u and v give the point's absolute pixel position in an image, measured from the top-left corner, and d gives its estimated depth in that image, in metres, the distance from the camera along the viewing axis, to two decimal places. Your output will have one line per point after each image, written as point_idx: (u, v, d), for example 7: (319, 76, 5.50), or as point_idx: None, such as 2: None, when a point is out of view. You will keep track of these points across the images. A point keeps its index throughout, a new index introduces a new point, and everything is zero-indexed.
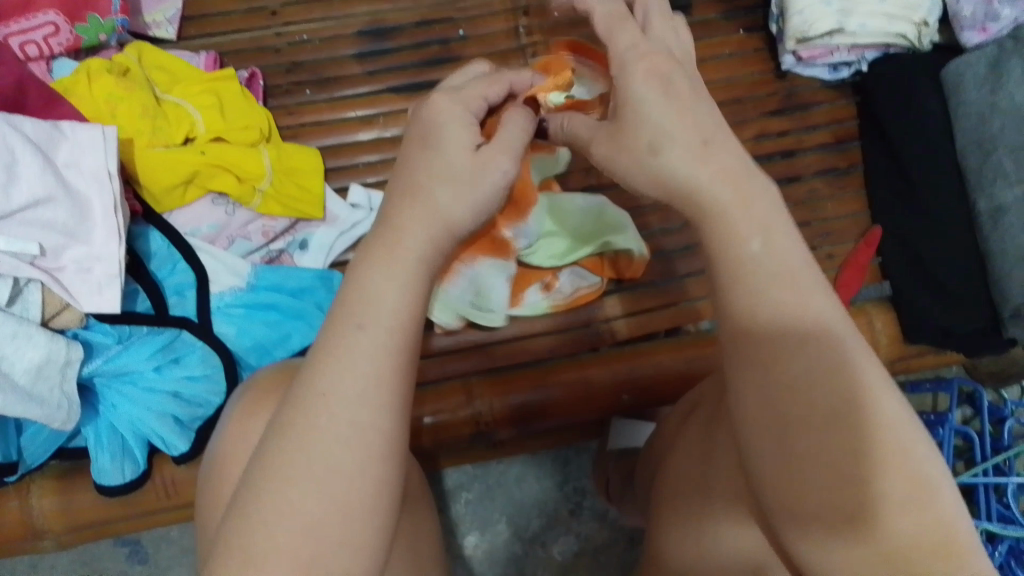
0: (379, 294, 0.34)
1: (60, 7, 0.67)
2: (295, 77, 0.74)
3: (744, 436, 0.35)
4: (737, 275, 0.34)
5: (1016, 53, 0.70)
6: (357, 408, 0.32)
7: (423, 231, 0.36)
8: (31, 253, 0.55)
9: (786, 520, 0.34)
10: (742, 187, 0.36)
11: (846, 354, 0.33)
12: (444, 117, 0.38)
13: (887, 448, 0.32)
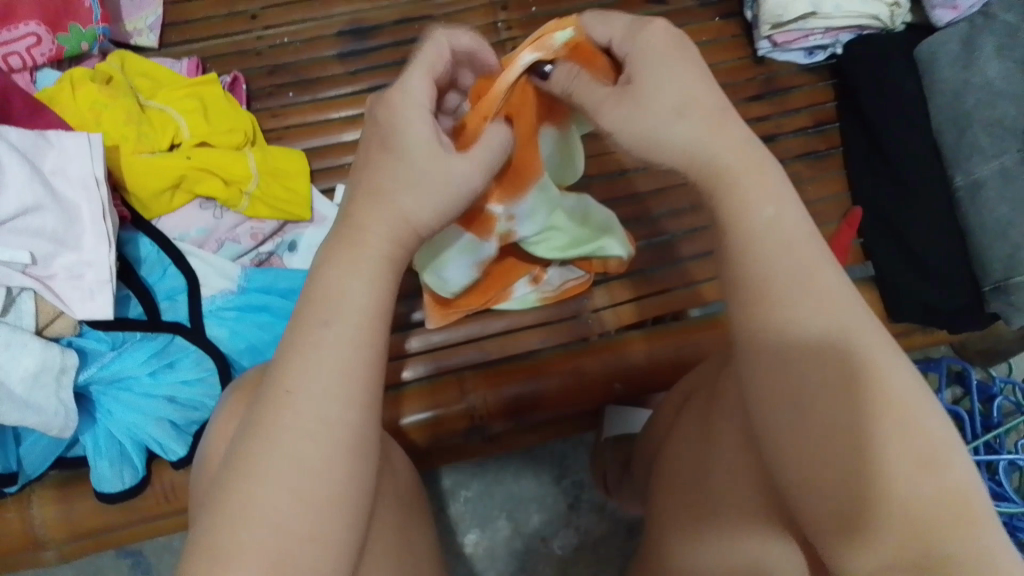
0: (346, 295, 0.37)
1: (41, 17, 0.67)
2: (278, 79, 0.75)
3: (759, 410, 0.36)
4: (746, 245, 0.36)
5: (988, 30, 0.72)
6: (328, 408, 0.34)
7: (384, 230, 0.39)
8: (22, 261, 0.55)
9: (801, 496, 0.35)
10: (751, 156, 0.38)
11: (857, 325, 0.35)
12: (400, 118, 0.40)
13: (900, 418, 0.33)
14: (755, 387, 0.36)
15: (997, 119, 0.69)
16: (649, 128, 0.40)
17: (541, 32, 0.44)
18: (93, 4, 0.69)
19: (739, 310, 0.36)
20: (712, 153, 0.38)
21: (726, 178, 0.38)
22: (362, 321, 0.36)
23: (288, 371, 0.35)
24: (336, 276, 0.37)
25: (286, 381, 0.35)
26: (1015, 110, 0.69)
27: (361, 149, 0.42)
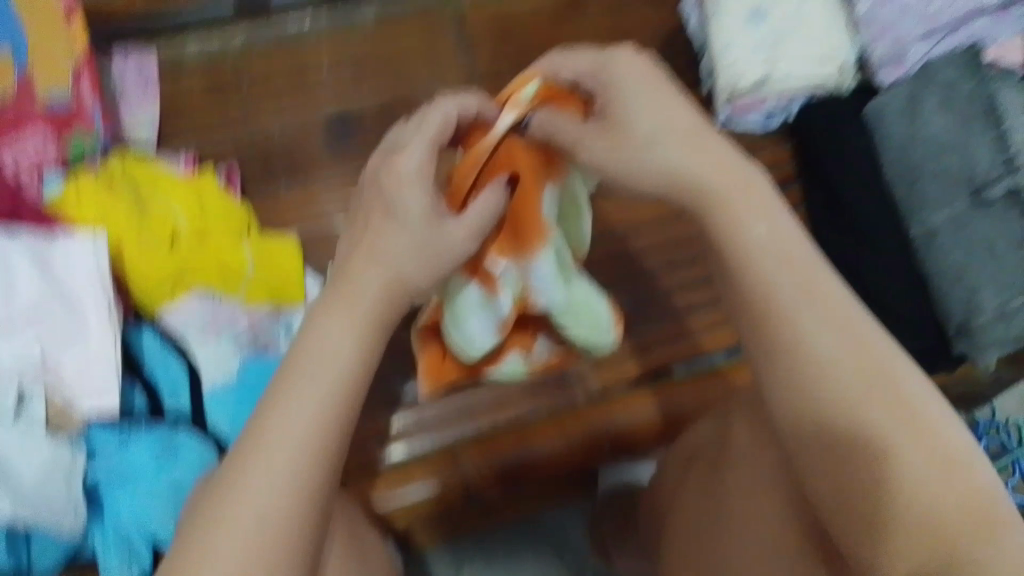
0: (335, 350, 0.43)
1: (49, 123, 0.72)
2: (272, 174, 0.82)
3: (784, 422, 0.43)
4: (746, 261, 0.44)
5: (931, 87, 0.78)
6: (299, 445, 0.40)
7: (384, 281, 0.47)
8: (33, 358, 0.59)
9: (831, 495, 0.42)
10: (737, 175, 0.46)
11: (864, 336, 0.42)
12: (402, 188, 0.49)
13: (915, 424, 0.40)
14: (782, 402, 0.43)
15: (944, 170, 0.76)
16: (634, 160, 0.48)
17: (511, 92, 0.54)
18: (95, 111, 0.74)
19: (762, 333, 0.43)
20: (702, 180, 0.46)
21: (725, 213, 0.45)
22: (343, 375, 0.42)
23: (271, 409, 0.41)
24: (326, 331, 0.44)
25: (271, 416, 0.40)
26: (958, 161, 0.75)
27: (369, 206, 0.50)
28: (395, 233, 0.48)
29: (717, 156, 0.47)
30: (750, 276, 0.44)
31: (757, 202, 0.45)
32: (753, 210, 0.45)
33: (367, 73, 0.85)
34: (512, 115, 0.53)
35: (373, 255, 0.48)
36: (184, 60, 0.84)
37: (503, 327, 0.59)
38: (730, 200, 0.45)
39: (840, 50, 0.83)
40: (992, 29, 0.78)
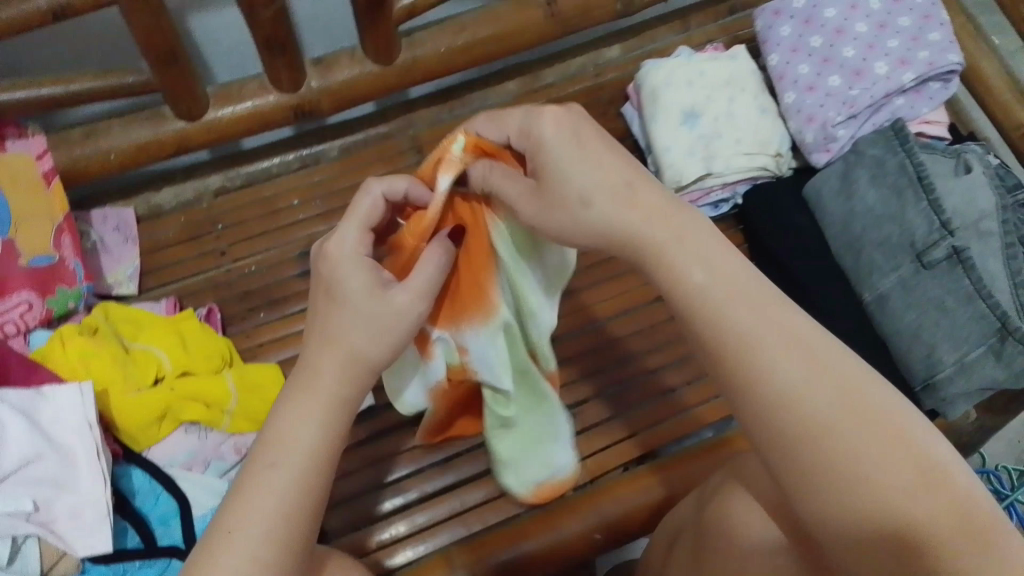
0: (298, 436, 0.44)
1: (32, 286, 0.75)
2: (249, 304, 0.84)
3: (770, 458, 0.42)
4: (696, 303, 0.44)
5: (859, 165, 0.84)
6: (269, 528, 0.41)
7: (335, 361, 0.47)
8: (25, 510, 0.59)
9: (820, 523, 0.40)
10: (673, 221, 0.46)
11: (825, 358, 0.42)
12: (344, 268, 0.48)
13: (891, 439, 0.40)
14: (759, 433, 0.42)
15: (886, 238, 0.81)
16: (573, 215, 0.47)
17: (443, 151, 0.52)
18: (77, 266, 0.79)
19: (727, 367, 0.43)
20: (641, 233, 0.46)
21: (664, 260, 0.46)
22: (303, 457, 0.44)
23: (240, 496, 0.42)
24: (288, 418, 0.45)
25: (244, 501, 0.42)
26: (897, 228, 0.80)
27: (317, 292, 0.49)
28: (346, 309, 0.47)
29: (650, 202, 0.47)
30: (707, 315, 0.44)
31: (694, 239, 0.46)
32: (701, 248, 0.46)
33: (336, 205, 0.90)
34: (446, 175, 0.51)
35: (325, 338, 0.47)
36: (162, 210, 0.90)
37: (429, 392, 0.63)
38: (684, 243, 0.46)
39: (772, 139, 0.89)
40: (911, 110, 0.87)
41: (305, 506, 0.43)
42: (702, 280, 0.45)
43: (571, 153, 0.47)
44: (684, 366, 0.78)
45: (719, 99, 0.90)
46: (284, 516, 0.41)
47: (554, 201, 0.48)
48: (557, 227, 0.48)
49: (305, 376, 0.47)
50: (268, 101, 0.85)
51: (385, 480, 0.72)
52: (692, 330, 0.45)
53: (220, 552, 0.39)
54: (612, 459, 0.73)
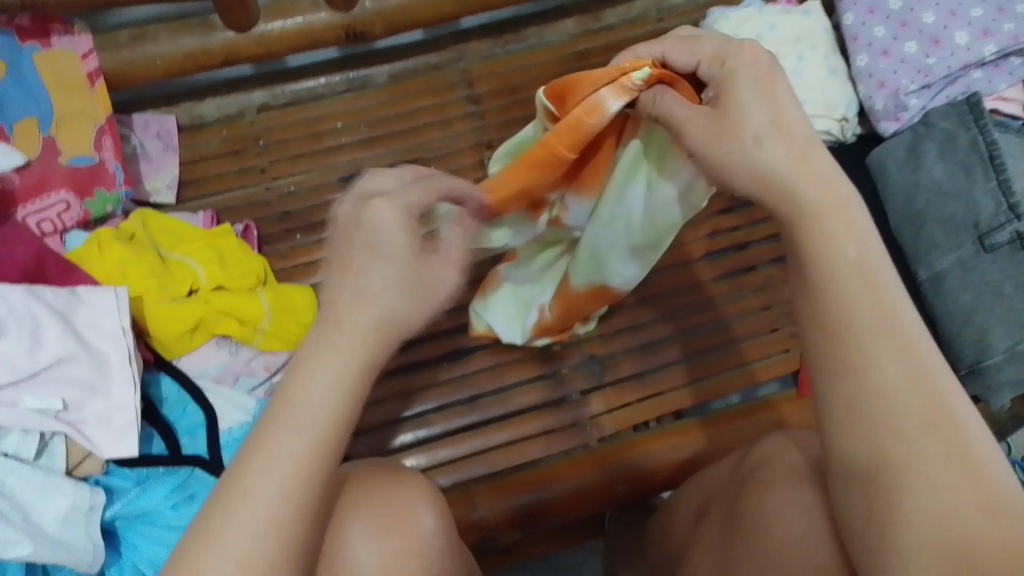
0: (316, 393, 0.35)
1: (71, 186, 0.75)
2: (287, 224, 0.81)
3: (836, 443, 0.41)
4: (829, 270, 0.41)
5: (929, 138, 0.80)
6: (280, 500, 0.34)
7: (365, 317, 0.37)
8: (55, 408, 0.59)
9: (868, 531, 0.39)
10: (835, 193, 0.43)
11: (933, 370, 0.39)
12: (389, 219, 0.39)
13: (965, 470, 0.37)
14: (838, 423, 0.40)
15: (949, 217, 0.77)
16: (740, 154, 0.44)
17: (622, 72, 0.50)
18: (116, 170, 0.77)
19: (830, 349, 0.41)
20: (798, 189, 0.43)
21: (816, 220, 0.42)
22: (320, 424, 0.35)
23: (251, 453, 0.34)
24: (308, 368, 0.36)
25: (260, 456, 0.34)
26: (963, 207, 0.77)
27: (344, 239, 0.39)
28: (376, 271, 0.38)
29: (800, 158, 0.43)
30: (818, 291, 0.42)
31: (851, 213, 0.43)
32: (834, 224, 0.42)
33: (381, 131, 0.87)
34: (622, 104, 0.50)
35: (360, 291, 0.37)
36: (203, 121, 0.88)
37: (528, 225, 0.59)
38: (824, 216, 0.42)
39: (839, 103, 0.85)
40: (987, 85, 0.82)
41: (319, 481, 0.35)
42: (827, 255, 0.42)
43: (751, 89, 0.45)
44: (727, 327, 0.75)
45: (789, 56, 0.86)
46: (295, 488, 0.34)
47: (720, 133, 0.45)
48: (716, 163, 0.45)
49: (329, 328, 0.37)
50: (319, 19, 0.83)
51: (399, 416, 0.70)
52: (800, 304, 0.43)
53: (231, 515, 0.33)
54: (639, 415, 0.71)
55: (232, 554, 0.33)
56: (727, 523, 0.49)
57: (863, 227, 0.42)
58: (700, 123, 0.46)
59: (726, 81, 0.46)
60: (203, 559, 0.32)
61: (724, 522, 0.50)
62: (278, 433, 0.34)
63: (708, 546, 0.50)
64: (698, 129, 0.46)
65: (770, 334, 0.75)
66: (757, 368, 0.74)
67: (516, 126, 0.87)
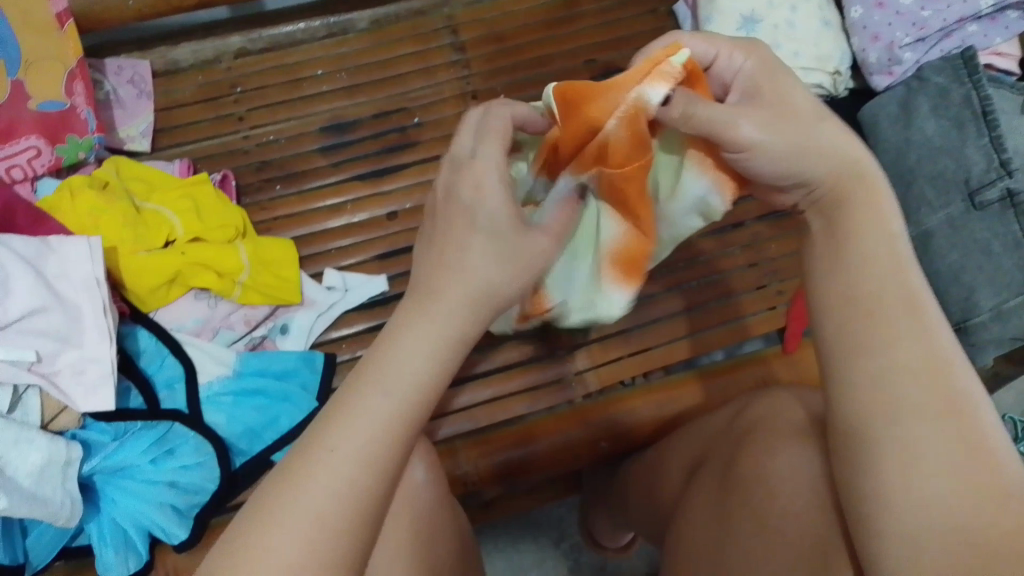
0: (404, 362, 0.35)
1: (40, 131, 0.72)
2: (266, 174, 0.79)
3: (846, 423, 0.39)
4: (859, 253, 0.41)
5: (922, 93, 0.79)
6: (364, 455, 0.33)
7: (458, 293, 0.37)
8: (28, 360, 0.58)
9: (860, 507, 0.37)
10: (871, 183, 0.43)
11: (947, 354, 0.38)
12: (477, 179, 0.40)
13: (968, 449, 0.35)
14: (845, 399, 0.39)
15: (939, 173, 0.77)
16: (798, 141, 0.41)
17: (655, 60, 0.41)
18: (88, 116, 0.75)
19: (846, 335, 0.40)
20: (853, 158, 0.43)
21: (849, 206, 0.42)
22: (412, 389, 0.35)
23: (339, 407, 0.34)
24: (403, 337, 0.36)
25: (342, 420, 0.34)
26: (953, 163, 0.76)
27: (429, 221, 0.41)
28: (473, 241, 0.39)
29: (839, 144, 0.43)
30: (845, 274, 0.41)
31: (874, 202, 0.42)
32: (866, 210, 0.42)
33: (362, 80, 0.84)
34: (667, 92, 0.41)
35: (463, 251, 0.39)
36: (178, 67, 0.85)
37: (636, 257, 0.49)
38: (852, 196, 0.42)
39: (833, 56, 0.83)
40: (982, 39, 0.80)
41: (398, 445, 0.34)
42: (857, 240, 0.42)
43: (785, 84, 0.44)
44: (720, 283, 0.75)
45: (783, 6, 0.84)
46: (390, 441, 0.34)
47: (784, 126, 0.41)
48: (780, 154, 0.41)
49: (425, 297, 0.37)
50: None
51: None
52: (818, 288, 0.43)
53: (309, 469, 0.32)
54: (624, 370, 0.71)
55: (288, 511, 0.31)
56: (720, 480, 0.48)
57: (891, 216, 0.42)
58: (759, 113, 0.41)
59: (759, 76, 0.44)
60: (268, 515, 0.31)
61: (714, 479, 0.49)
62: (366, 401, 0.34)
63: (699, 501, 0.49)
64: (759, 120, 0.41)
65: (755, 291, 0.75)
66: (744, 325, 0.73)
67: (502, 76, 0.85)
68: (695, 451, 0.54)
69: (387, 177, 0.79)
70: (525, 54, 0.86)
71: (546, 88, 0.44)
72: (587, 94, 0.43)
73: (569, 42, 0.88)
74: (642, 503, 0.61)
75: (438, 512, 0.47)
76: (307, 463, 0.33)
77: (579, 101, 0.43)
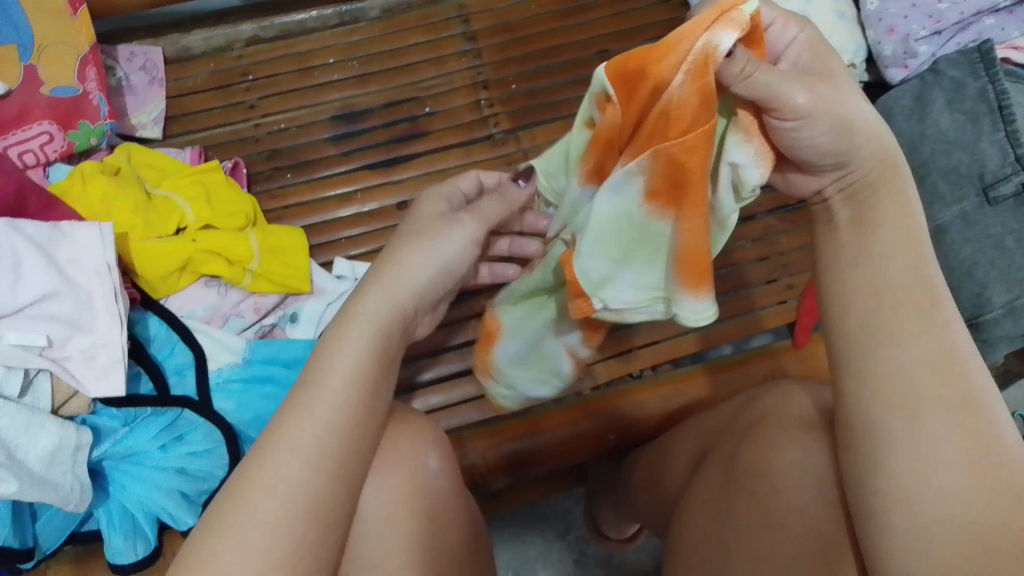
0: (342, 359, 0.40)
1: (53, 117, 0.73)
2: (276, 163, 0.79)
3: (850, 420, 0.39)
4: (863, 250, 0.41)
5: (937, 87, 0.78)
6: (313, 449, 0.37)
7: (385, 296, 0.43)
8: (39, 344, 0.59)
9: (869, 501, 0.37)
10: (894, 177, 0.42)
11: (958, 351, 0.38)
12: (424, 212, 0.50)
13: (983, 448, 0.35)
14: (860, 391, 0.39)
15: (954, 167, 0.76)
16: (847, 114, 0.40)
17: (723, 8, 0.37)
18: (100, 102, 0.75)
19: (854, 335, 0.40)
20: (887, 143, 0.41)
21: (873, 202, 0.42)
22: (351, 390, 0.39)
23: (290, 406, 0.38)
24: (338, 339, 0.41)
25: (287, 425, 0.37)
26: (968, 158, 0.75)
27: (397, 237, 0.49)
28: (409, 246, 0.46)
29: (881, 126, 0.41)
30: (863, 267, 0.41)
31: (894, 195, 0.42)
32: (887, 207, 0.41)
33: (374, 69, 0.84)
34: (736, 41, 0.37)
35: (390, 264, 0.45)
36: (190, 54, 0.85)
37: (696, 253, 0.44)
38: (878, 191, 0.42)
39: (848, 48, 0.83)
40: (1000, 32, 0.79)
41: (343, 438, 0.38)
42: (878, 236, 0.41)
43: (834, 61, 0.43)
44: (731, 276, 0.74)
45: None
46: (336, 434, 0.38)
47: (839, 96, 0.40)
48: (832, 123, 0.40)
49: (351, 309, 0.42)
50: None
51: None
52: (835, 280, 0.42)
53: (264, 463, 0.36)
54: (633, 363, 0.71)
55: (253, 516, 0.34)
56: (723, 470, 0.48)
57: (913, 211, 0.41)
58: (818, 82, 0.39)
59: (806, 54, 0.43)
60: (227, 521, 0.34)
61: (718, 468, 0.49)
62: (312, 400, 0.38)
63: (702, 493, 0.49)
64: (817, 88, 0.39)
65: (765, 285, 0.74)
66: (752, 319, 0.73)
67: (514, 66, 0.84)
68: (700, 443, 0.54)
69: (397, 167, 0.79)
70: (537, 44, 0.86)
71: (598, 71, 0.42)
72: (650, 57, 0.40)
73: (581, 32, 0.87)
74: (647, 494, 0.60)
75: (447, 500, 0.48)
76: (256, 468, 0.36)
77: (633, 64, 0.40)
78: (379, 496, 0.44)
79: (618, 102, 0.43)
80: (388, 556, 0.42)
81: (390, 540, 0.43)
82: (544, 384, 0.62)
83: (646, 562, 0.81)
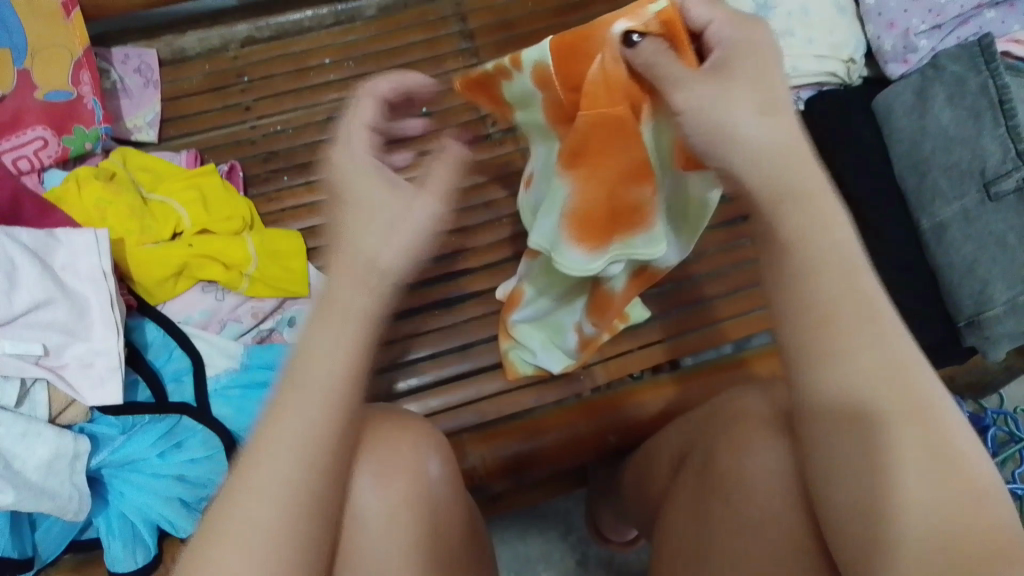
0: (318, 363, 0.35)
1: (47, 123, 0.72)
2: (272, 165, 0.78)
3: (816, 432, 0.37)
4: (795, 240, 0.38)
5: (938, 82, 0.78)
6: (296, 461, 0.33)
7: (357, 287, 0.37)
8: (35, 353, 0.58)
9: (846, 514, 0.36)
10: (804, 166, 0.39)
11: (902, 351, 0.36)
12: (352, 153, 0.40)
13: (945, 455, 0.34)
14: (819, 403, 0.37)
15: (954, 163, 0.75)
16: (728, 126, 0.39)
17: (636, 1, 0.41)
18: (93, 106, 0.75)
19: (800, 344, 0.38)
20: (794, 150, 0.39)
21: (811, 201, 0.39)
22: (333, 384, 0.35)
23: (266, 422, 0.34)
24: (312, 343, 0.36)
25: (269, 432, 0.34)
26: (969, 154, 0.74)
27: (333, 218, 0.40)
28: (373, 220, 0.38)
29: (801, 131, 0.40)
30: (788, 279, 0.38)
31: (822, 203, 0.39)
32: (797, 219, 0.38)
33: (370, 68, 0.84)
34: (629, 31, 0.40)
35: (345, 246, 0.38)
36: (185, 54, 0.85)
37: (604, 209, 0.47)
38: (782, 204, 0.39)
39: (848, 44, 0.84)
40: (1001, 25, 0.81)
41: (333, 445, 0.34)
42: (803, 249, 0.38)
43: (762, 65, 0.40)
44: (731, 274, 0.74)
45: None
46: (314, 443, 0.34)
47: (729, 95, 0.39)
48: (700, 130, 0.39)
49: (327, 306, 0.36)
50: None
51: (394, 362, 0.69)
52: (772, 297, 0.39)
53: (246, 496, 0.32)
54: (632, 364, 0.71)
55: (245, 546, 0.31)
56: (701, 475, 0.47)
57: (835, 223, 0.39)
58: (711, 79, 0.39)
59: (736, 49, 0.40)
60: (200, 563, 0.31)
61: (697, 476, 0.48)
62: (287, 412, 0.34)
63: (685, 499, 0.48)
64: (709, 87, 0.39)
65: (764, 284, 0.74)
66: (754, 318, 0.72)
67: None
68: (680, 444, 0.53)
69: None
70: (536, 41, 0.85)
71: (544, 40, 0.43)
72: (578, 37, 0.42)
73: None
74: (637, 493, 0.60)
75: (451, 506, 0.47)
76: (238, 490, 0.33)
77: (560, 52, 0.42)
78: (380, 502, 0.43)
79: (556, 73, 0.43)
80: (384, 565, 0.42)
81: (388, 547, 0.43)
82: (552, 353, 0.65)
83: (646, 562, 0.80)
